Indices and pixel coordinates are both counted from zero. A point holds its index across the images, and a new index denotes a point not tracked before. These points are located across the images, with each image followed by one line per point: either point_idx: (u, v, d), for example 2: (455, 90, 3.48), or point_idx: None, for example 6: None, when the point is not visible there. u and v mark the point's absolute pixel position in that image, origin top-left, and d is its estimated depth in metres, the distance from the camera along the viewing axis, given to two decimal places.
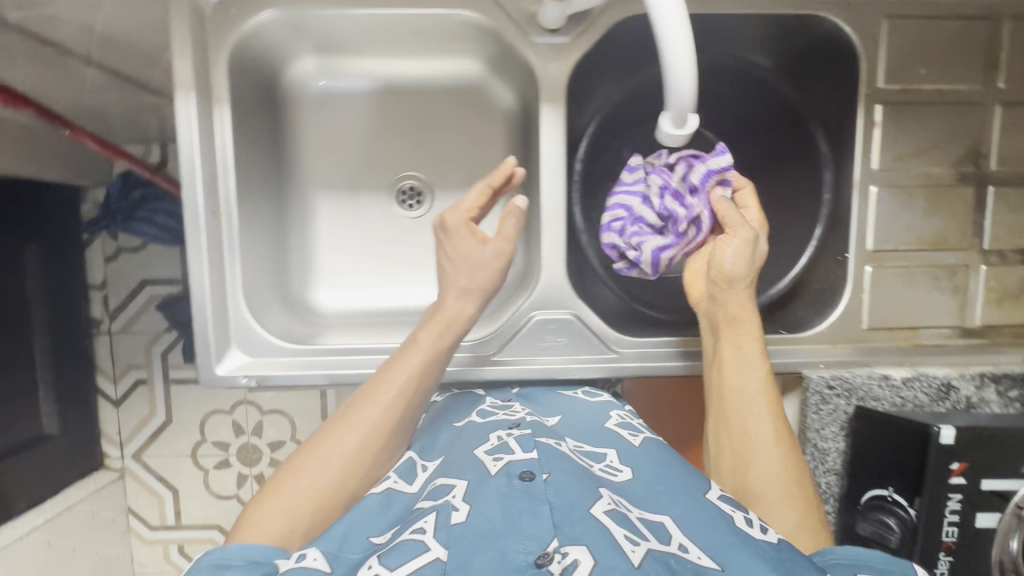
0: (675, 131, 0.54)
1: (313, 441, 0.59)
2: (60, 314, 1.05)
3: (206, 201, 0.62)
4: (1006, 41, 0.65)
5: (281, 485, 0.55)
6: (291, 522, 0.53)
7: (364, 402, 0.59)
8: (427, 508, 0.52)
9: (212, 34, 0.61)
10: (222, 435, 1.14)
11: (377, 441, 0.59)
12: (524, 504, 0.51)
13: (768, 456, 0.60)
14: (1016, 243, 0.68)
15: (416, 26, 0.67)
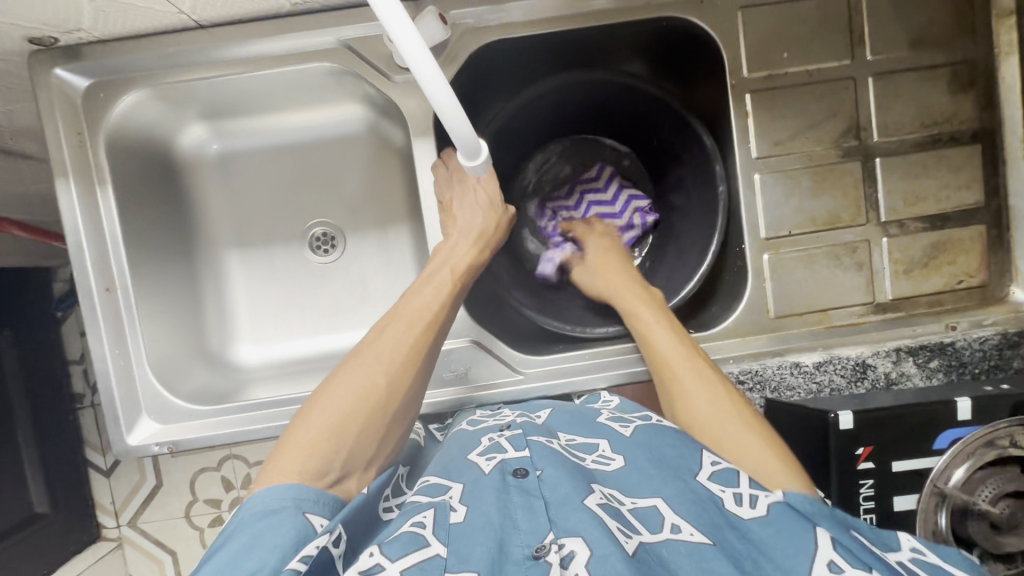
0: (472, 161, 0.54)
1: (326, 385, 0.56)
2: (47, 391, 1.03)
3: (99, 278, 0.65)
4: (864, 13, 0.65)
5: (300, 423, 0.53)
6: (314, 455, 0.51)
7: (381, 338, 0.58)
8: (421, 504, 0.50)
9: (85, 119, 0.63)
10: (212, 491, 1.09)
11: (396, 373, 0.56)
12: (519, 506, 0.49)
13: (703, 397, 0.58)
14: (914, 211, 0.67)
15: (285, 83, 0.69)
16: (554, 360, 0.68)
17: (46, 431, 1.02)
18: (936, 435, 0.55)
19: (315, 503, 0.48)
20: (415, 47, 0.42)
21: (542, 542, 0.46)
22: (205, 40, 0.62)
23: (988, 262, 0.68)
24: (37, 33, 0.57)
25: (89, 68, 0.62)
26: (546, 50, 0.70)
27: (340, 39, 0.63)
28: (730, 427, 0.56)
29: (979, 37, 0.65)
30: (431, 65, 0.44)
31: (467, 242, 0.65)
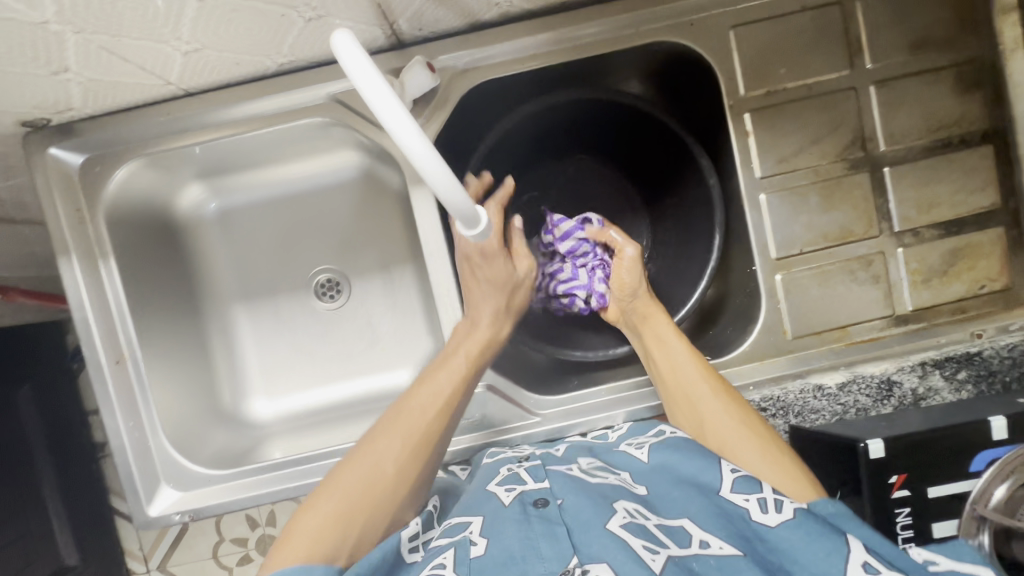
0: (471, 231, 0.51)
1: (350, 455, 0.57)
2: (72, 443, 1.03)
3: (109, 352, 0.65)
4: (860, 22, 0.63)
5: (321, 498, 0.53)
6: (325, 537, 0.50)
7: (405, 413, 0.58)
8: (442, 546, 0.48)
9: (82, 193, 0.63)
10: (238, 530, 1.09)
11: (421, 449, 0.57)
12: (540, 533, 0.47)
13: (714, 418, 0.57)
14: (928, 218, 0.65)
15: (277, 138, 0.69)
16: (568, 399, 0.67)
17: (70, 484, 1.01)
18: (970, 458, 0.54)
19: None
20: (379, 93, 0.37)
21: (565, 567, 0.44)
22: (195, 105, 0.62)
23: (1010, 264, 0.65)
24: (29, 115, 0.57)
25: (83, 145, 0.62)
26: (536, 83, 0.68)
27: (328, 93, 0.62)
28: (739, 440, 0.55)
29: (983, 36, 0.63)
30: (400, 113, 0.38)
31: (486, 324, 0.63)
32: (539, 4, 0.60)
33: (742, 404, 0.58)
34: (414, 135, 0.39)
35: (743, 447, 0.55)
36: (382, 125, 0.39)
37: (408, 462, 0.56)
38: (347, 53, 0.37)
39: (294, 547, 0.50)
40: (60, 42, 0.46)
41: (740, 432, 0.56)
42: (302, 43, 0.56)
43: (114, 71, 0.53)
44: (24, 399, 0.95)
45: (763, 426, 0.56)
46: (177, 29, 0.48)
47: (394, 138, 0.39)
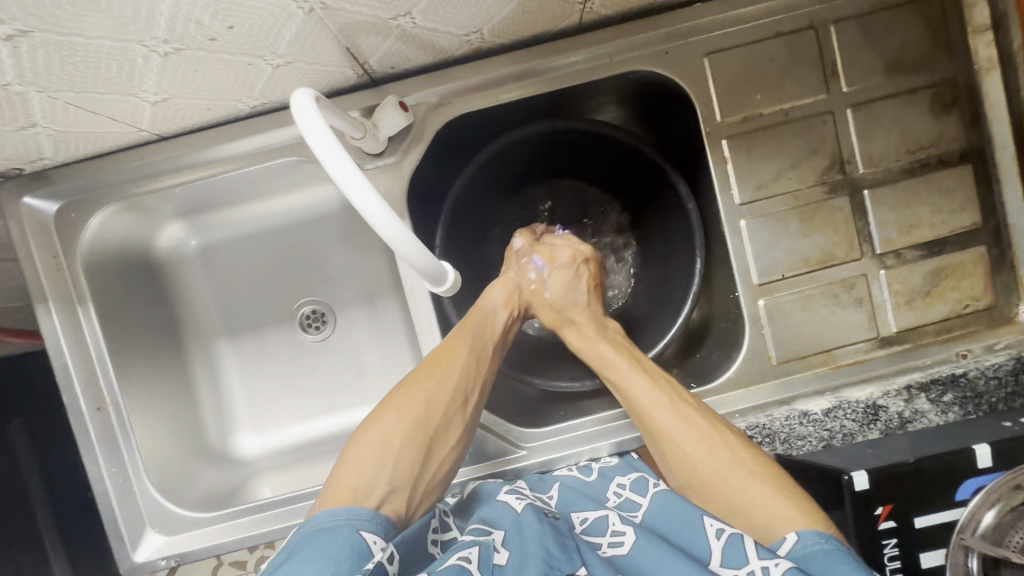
0: (441, 287, 0.50)
1: (402, 385, 0.60)
2: None
3: (90, 398, 0.64)
4: (834, 45, 0.63)
5: (372, 427, 0.57)
6: (363, 479, 0.53)
7: (456, 356, 0.61)
8: (467, 543, 0.52)
9: (58, 241, 0.63)
10: (236, 555, 1.08)
11: (466, 391, 0.61)
12: (552, 536, 0.52)
13: (698, 455, 0.57)
14: (909, 239, 0.64)
15: (254, 177, 0.68)
16: (554, 432, 0.66)
17: None
18: (956, 486, 0.54)
19: (368, 522, 0.50)
20: (321, 140, 0.39)
21: (573, 572, 0.50)
22: (170, 149, 0.62)
23: (993, 283, 0.65)
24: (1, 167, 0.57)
25: (58, 192, 0.62)
26: (511, 113, 0.68)
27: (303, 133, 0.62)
28: (729, 475, 0.55)
29: (959, 55, 0.63)
30: (341, 157, 0.39)
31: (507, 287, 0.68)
32: (512, 39, 0.60)
33: (729, 435, 0.57)
34: (356, 179, 0.39)
35: (732, 475, 0.55)
36: (325, 170, 0.39)
37: (454, 402, 0.60)
38: (299, 108, 0.40)
39: (344, 467, 0.55)
40: (24, 101, 0.46)
41: (740, 470, 0.55)
42: (273, 87, 0.56)
43: (82, 123, 0.52)
44: (15, 433, 0.94)
45: (762, 458, 0.56)
46: (143, 83, 0.48)
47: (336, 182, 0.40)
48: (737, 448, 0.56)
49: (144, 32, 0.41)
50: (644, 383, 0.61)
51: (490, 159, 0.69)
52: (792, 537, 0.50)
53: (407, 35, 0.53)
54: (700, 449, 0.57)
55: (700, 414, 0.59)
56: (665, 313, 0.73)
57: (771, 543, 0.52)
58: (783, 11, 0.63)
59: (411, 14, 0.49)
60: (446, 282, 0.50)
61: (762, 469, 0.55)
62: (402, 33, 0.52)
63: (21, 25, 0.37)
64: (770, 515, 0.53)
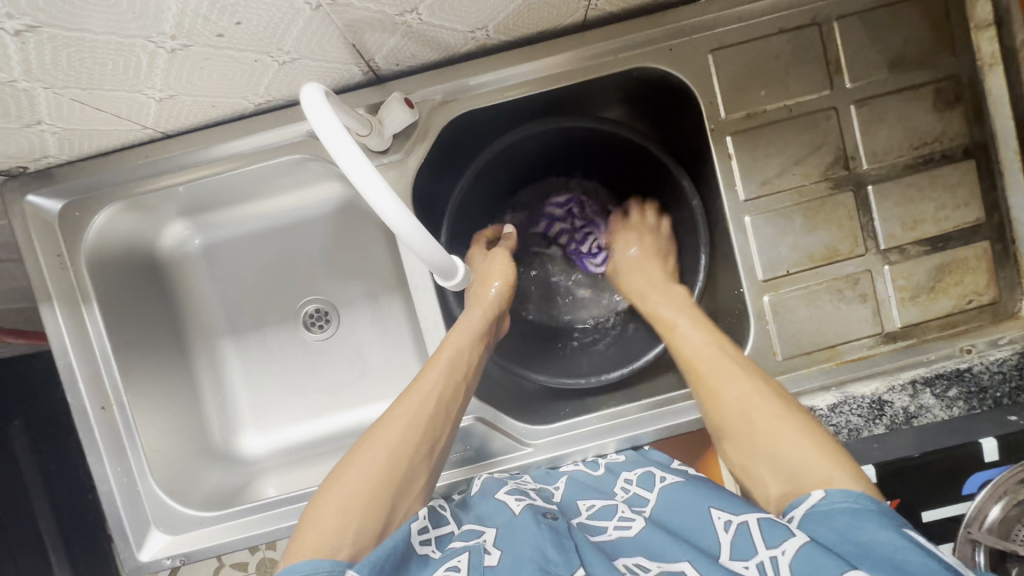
0: (453, 281, 0.50)
1: (362, 440, 0.57)
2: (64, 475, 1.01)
3: (94, 398, 0.64)
4: (838, 41, 0.63)
5: (332, 487, 0.53)
6: (325, 538, 0.48)
7: (417, 398, 0.59)
8: (458, 549, 0.51)
9: (63, 239, 0.63)
10: (237, 555, 1.08)
11: (430, 436, 0.58)
12: (550, 540, 0.50)
13: (743, 401, 0.55)
14: (913, 235, 0.64)
15: (259, 175, 0.68)
16: (557, 429, 0.67)
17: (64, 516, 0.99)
18: None
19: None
20: (334, 136, 0.39)
21: (571, 573, 0.47)
22: (175, 147, 0.62)
23: (997, 278, 0.65)
24: (6, 165, 0.57)
25: (63, 190, 0.62)
26: (515, 111, 0.68)
27: (307, 130, 0.62)
28: (763, 418, 0.54)
29: (961, 51, 0.63)
30: (353, 151, 0.39)
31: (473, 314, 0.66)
32: (516, 36, 0.60)
33: (770, 388, 0.56)
34: (370, 175, 0.39)
35: (762, 417, 0.54)
36: (339, 167, 0.39)
37: (420, 445, 0.57)
38: (309, 103, 0.40)
39: (306, 535, 0.49)
40: (30, 97, 0.46)
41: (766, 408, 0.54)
42: (279, 84, 0.56)
43: (88, 120, 0.52)
44: (16, 433, 0.93)
45: (800, 410, 0.54)
46: (149, 80, 0.48)
47: (349, 177, 0.40)
48: (780, 400, 0.55)
49: (152, 27, 0.41)
50: (697, 332, 0.61)
51: (495, 156, 0.69)
52: (817, 493, 0.47)
53: (413, 31, 0.53)
54: (741, 391, 0.56)
55: (739, 362, 0.58)
56: None
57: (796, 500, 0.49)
58: (787, 8, 0.63)
59: (418, 10, 0.49)
60: (457, 277, 0.50)
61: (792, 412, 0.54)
62: (408, 29, 0.52)
63: (30, 20, 0.37)
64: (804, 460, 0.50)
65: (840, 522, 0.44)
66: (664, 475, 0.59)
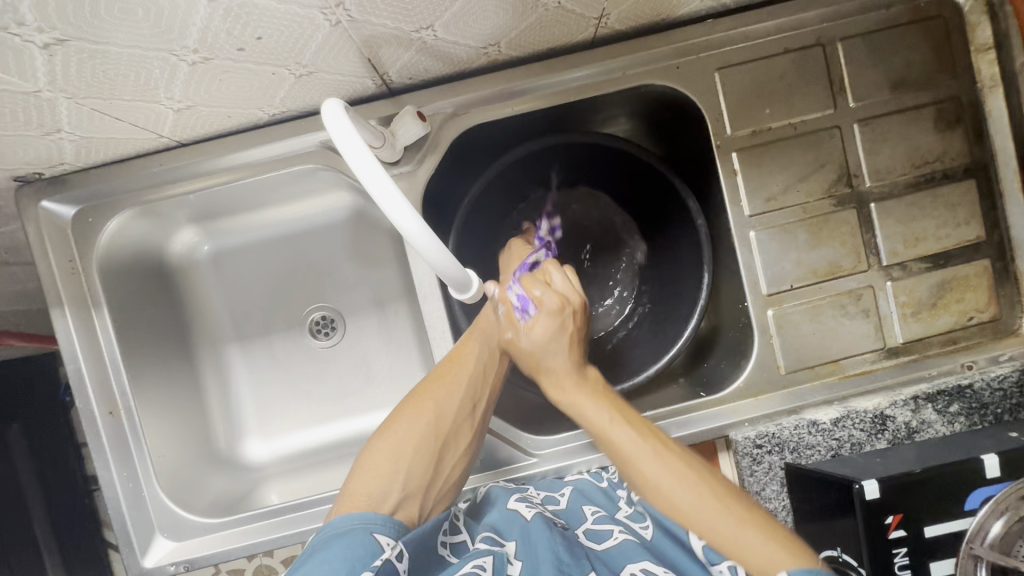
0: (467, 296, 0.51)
1: (413, 394, 0.61)
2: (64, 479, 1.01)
3: (102, 403, 0.64)
4: (841, 62, 0.64)
5: (385, 436, 0.58)
6: (376, 486, 0.54)
7: (461, 366, 0.61)
8: (480, 551, 0.53)
9: (75, 245, 0.63)
10: (234, 562, 1.07)
11: (475, 399, 0.62)
12: (563, 546, 0.53)
13: (677, 491, 0.53)
14: (915, 252, 0.65)
15: (270, 183, 0.69)
16: (562, 441, 0.66)
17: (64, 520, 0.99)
18: (964, 497, 0.54)
19: (381, 525, 0.50)
20: (358, 154, 0.40)
21: None
22: (188, 156, 0.63)
23: (997, 295, 0.66)
24: (22, 171, 0.58)
25: (77, 196, 0.63)
26: (524, 124, 0.69)
27: (320, 141, 0.63)
28: (708, 519, 0.52)
29: (962, 73, 0.65)
30: (374, 166, 0.40)
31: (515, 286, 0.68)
32: (527, 53, 0.61)
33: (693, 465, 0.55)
34: (390, 190, 0.40)
35: (711, 519, 0.51)
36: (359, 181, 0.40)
37: (463, 408, 0.61)
38: (332, 124, 0.41)
39: (360, 475, 0.56)
40: (51, 107, 0.46)
41: (716, 508, 0.52)
42: (294, 96, 0.57)
43: (106, 129, 0.53)
44: (15, 437, 0.93)
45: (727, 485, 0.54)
46: (168, 91, 0.49)
47: (370, 194, 0.40)
48: (708, 478, 0.54)
49: (176, 42, 0.42)
50: (599, 410, 0.58)
51: (504, 169, 0.70)
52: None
53: (427, 47, 0.54)
54: (677, 481, 0.53)
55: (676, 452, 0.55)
56: (676, 321, 0.74)
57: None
58: (792, 29, 0.64)
59: (433, 27, 0.51)
60: (471, 291, 0.51)
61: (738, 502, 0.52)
62: (421, 45, 0.53)
63: (58, 34, 0.38)
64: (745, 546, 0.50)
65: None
66: None
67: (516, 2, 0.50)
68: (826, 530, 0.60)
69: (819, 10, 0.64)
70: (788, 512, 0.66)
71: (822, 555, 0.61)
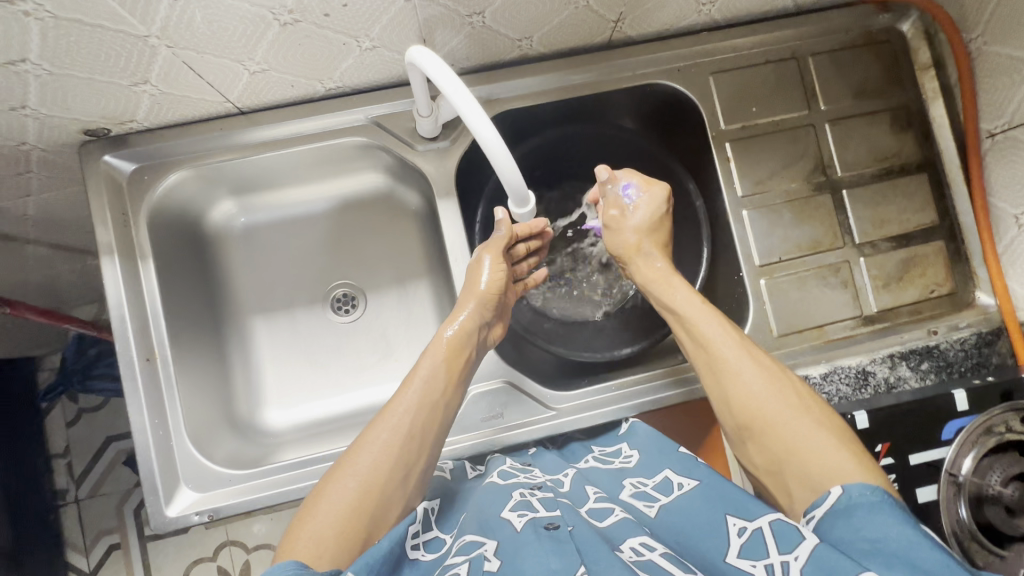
0: (521, 212, 0.56)
1: (332, 472, 0.58)
2: (21, 493, 1.02)
3: (140, 348, 0.66)
4: (813, 73, 0.77)
5: (306, 518, 0.53)
6: (316, 553, 0.50)
7: (383, 418, 0.61)
8: (456, 562, 0.50)
9: (128, 200, 0.68)
10: None
11: (413, 450, 0.60)
12: (549, 549, 0.47)
13: (760, 396, 0.58)
14: (882, 232, 0.76)
15: (314, 157, 0.75)
16: (581, 395, 0.72)
17: (25, 528, 1.02)
18: (941, 427, 0.62)
19: None
20: (440, 69, 0.47)
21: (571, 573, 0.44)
22: (246, 124, 0.69)
23: (952, 273, 0.77)
24: (93, 125, 0.63)
25: (136, 155, 0.68)
26: (546, 117, 0.78)
27: (368, 116, 0.71)
28: (796, 427, 0.55)
29: (909, 87, 0.78)
30: (465, 92, 0.46)
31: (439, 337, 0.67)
32: (553, 48, 0.71)
33: (780, 376, 0.59)
34: (479, 112, 0.46)
35: (791, 423, 0.55)
36: (453, 108, 0.46)
37: (398, 462, 0.58)
38: (417, 54, 0.48)
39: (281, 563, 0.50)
40: (151, 55, 0.53)
41: (795, 416, 0.56)
42: (353, 69, 0.64)
43: (186, 86, 0.59)
44: None
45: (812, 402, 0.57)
46: (254, 51, 0.56)
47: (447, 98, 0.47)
48: (799, 399, 0.58)
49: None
50: (715, 324, 0.63)
51: (530, 151, 0.79)
52: (836, 491, 0.49)
53: (475, 34, 0.63)
54: (761, 382, 0.58)
55: (761, 357, 0.61)
56: None
57: (817, 499, 0.51)
58: (771, 45, 0.77)
59: (484, 13, 0.60)
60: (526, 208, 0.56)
61: (817, 418, 0.56)
62: (471, 32, 0.63)
63: None
64: (809, 449, 0.53)
65: (860, 518, 0.47)
66: (681, 483, 0.59)
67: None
68: None
69: (794, 29, 0.76)
70: None
71: None
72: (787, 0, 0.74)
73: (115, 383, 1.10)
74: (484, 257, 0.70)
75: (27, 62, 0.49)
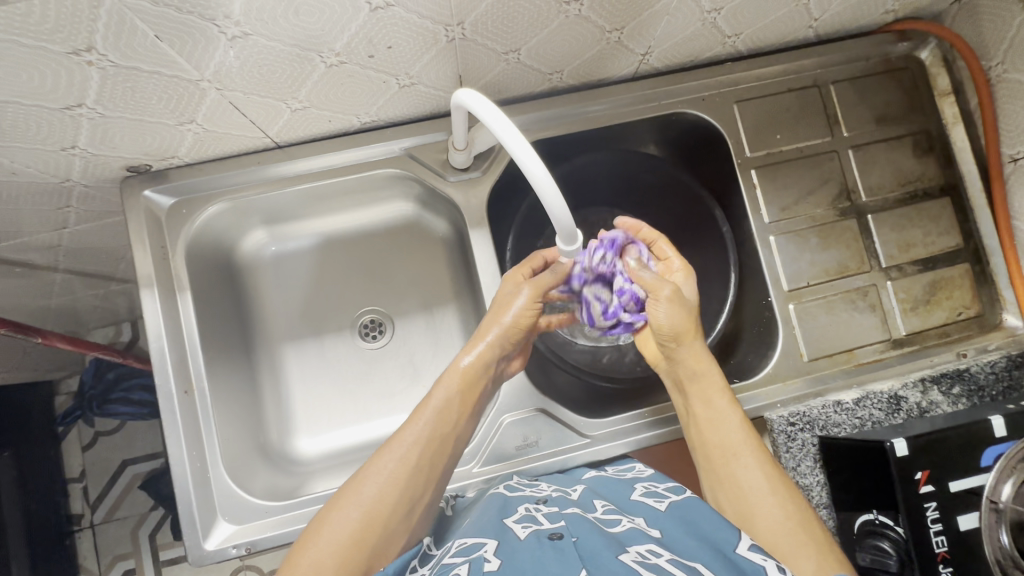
0: (565, 249, 0.57)
1: (337, 497, 0.57)
2: (40, 518, 1.02)
3: (178, 381, 0.67)
4: (835, 100, 0.78)
5: (307, 543, 0.53)
6: None
7: (391, 446, 0.60)
8: (457, 562, 0.48)
9: (167, 233, 0.69)
10: None
11: (420, 482, 0.59)
12: (553, 557, 0.46)
13: (759, 502, 0.58)
14: (908, 255, 0.76)
15: (346, 188, 0.76)
16: (613, 422, 0.72)
17: (43, 555, 1.01)
18: (979, 453, 0.62)
19: None
20: (487, 108, 0.48)
21: None
22: (281, 157, 0.70)
23: (978, 295, 0.77)
24: (136, 161, 0.64)
25: (175, 189, 0.69)
26: (574, 147, 0.80)
27: (402, 148, 0.72)
28: (789, 536, 0.56)
29: (929, 113, 0.79)
30: (509, 127, 0.47)
31: (452, 373, 0.65)
32: (582, 80, 0.73)
33: (791, 497, 0.58)
34: (524, 145, 0.47)
35: (784, 533, 0.56)
36: (502, 145, 0.47)
37: (404, 495, 0.58)
38: (460, 95, 0.50)
39: None
40: (200, 96, 0.54)
41: (790, 527, 0.56)
42: (389, 104, 0.66)
43: (228, 125, 0.61)
44: (7, 463, 0.96)
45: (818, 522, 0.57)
46: (297, 90, 0.57)
47: (493, 134, 0.48)
48: (795, 503, 0.58)
49: (327, 44, 0.51)
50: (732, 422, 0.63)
51: (558, 179, 0.81)
52: None
53: (509, 69, 0.65)
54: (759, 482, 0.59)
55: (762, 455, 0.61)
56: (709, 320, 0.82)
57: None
58: (793, 73, 0.78)
59: (520, 50, 0.61)
60: (572, 244, 0.56)
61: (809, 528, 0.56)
62: (505, 67, 0.64)
63: (248, 27, 0.47)
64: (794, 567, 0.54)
65: None
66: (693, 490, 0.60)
67: (588, 35, 0.62)
68: (861, 494, 0.66)
69: (815, 59, 0.78)
70: (823, 488, 0.70)
71: (856, 522, 0.67)
72: (809, 31, 0.75)
73: (132, 407, 1.08)
74: (526, 289, 0.67)
75: (82, 107, 0.51)
